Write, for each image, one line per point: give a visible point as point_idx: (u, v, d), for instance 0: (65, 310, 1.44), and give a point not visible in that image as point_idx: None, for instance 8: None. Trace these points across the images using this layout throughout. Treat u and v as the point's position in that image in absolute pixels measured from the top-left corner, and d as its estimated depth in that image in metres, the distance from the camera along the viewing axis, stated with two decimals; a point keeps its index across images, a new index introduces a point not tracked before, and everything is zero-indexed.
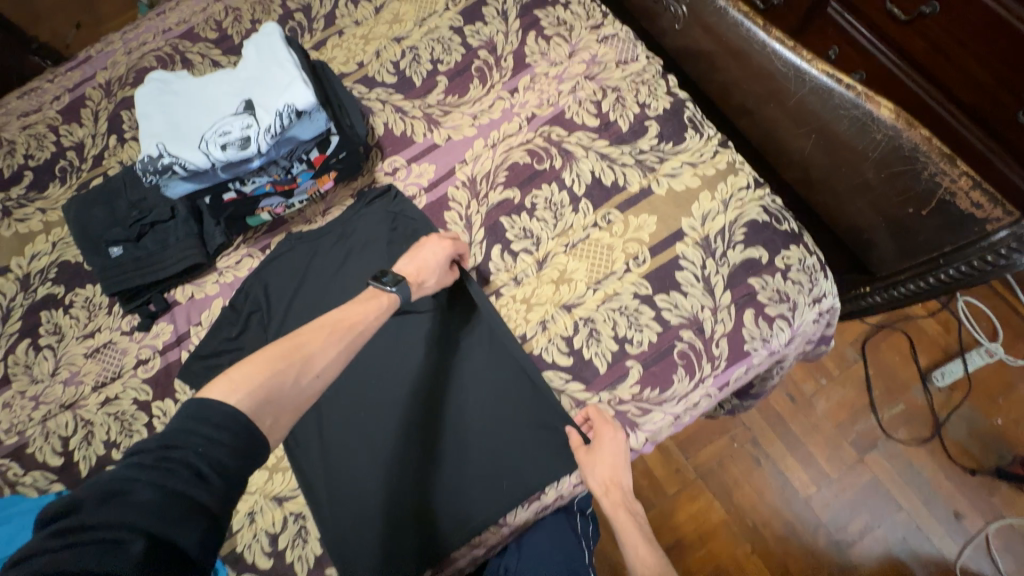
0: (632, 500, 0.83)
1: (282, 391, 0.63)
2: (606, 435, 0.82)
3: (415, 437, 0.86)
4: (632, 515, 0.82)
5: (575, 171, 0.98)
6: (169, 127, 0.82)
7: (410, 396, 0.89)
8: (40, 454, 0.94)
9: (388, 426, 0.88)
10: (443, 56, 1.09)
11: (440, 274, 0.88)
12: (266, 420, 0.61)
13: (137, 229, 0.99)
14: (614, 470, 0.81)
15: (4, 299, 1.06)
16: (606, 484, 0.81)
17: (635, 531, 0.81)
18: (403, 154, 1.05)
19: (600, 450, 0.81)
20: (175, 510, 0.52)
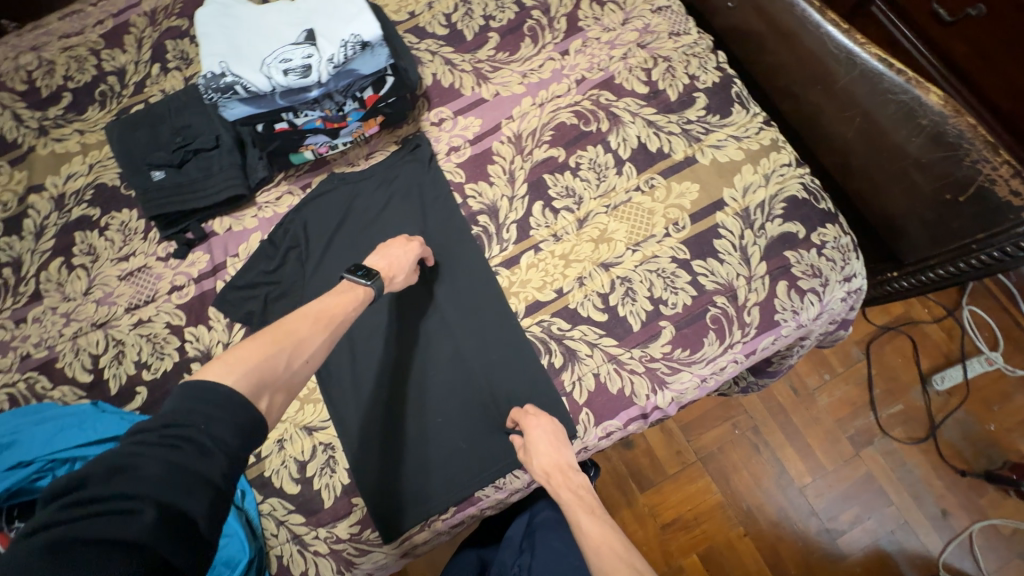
0: (575, 475, 0.81)
1: (275, 373, 0.65)
2: (532, 423, 0.82)
3: (399, 407, 0.88)
4: (577, 493, 0.80)
5: (622, 135, 0.99)
6: (233, 47, 0.82)
7: (390, 367, 0.90)
8: (69, 370, 0.95)
9: (372, 395, 0.89)
10: (497, 13, 1.09)
11: (407, 274, 0.87)
12: (262, 400, 0.62)
13: (180, 155, 0.99)
14: (549, 455, 0.80)
15: (39, 217, 1.05)
16: (547, 471, 0.80)
17: (578, 506, 0.79)
18: (450, 105, 1.05)
19: (532, 443, 0.81)
20: (184, 482, 0.53)
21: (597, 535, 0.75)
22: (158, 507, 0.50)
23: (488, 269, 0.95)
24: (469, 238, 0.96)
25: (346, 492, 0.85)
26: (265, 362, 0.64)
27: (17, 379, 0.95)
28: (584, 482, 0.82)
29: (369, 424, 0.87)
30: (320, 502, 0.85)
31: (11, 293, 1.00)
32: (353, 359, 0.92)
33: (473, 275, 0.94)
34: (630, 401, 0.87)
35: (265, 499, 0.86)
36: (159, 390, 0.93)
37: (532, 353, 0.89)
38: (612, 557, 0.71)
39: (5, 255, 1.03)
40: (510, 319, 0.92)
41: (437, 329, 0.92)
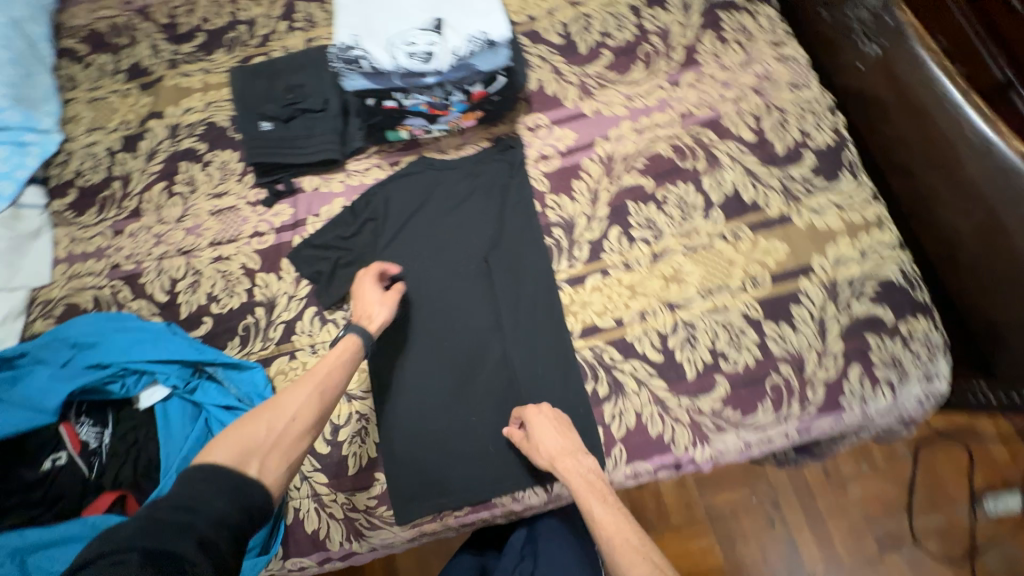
0: (583, 460, 0.79)
1: (256, 439, 0.66)
2: (533, 412, 0.83)
3: (435, 394, 0.89)
4: (586, 477, 0.77)
5: (717, 179, 0.96)
6: (365, 24, 0.86)
7: (432, 352, 0.92)
8: (150, 287, 1.02)
9: (409, 376, 0.91)
10: (615, 32, 1.09)
11: (389, 304, 0.87)
12: (251, 466, 0.63)
13: (289, 111, 1.04)
14: (554, 440, 0.80)
15: (153, 141, 1.14)
16: (552, 455, 0.79)
17: (589, 492, 0.75)
18: (549, 114, 1.05)
19: (535, 433, 0.81)
20: (168, 530, 0.53)
21: (613, 525, 0.71)
22: (143, 554, 0.51)
23: (552, 281, 0.94)
24: (540, 248, 0.96)
25: (370, 465, 0.87)
26: (246, 434, 0.66)
27: (105, 284, 1.03)
28: (594, 467, 0.79)
29: (407, 405, 0.89)
30: (345, 469, 0.87)
31: (116, 205, 1.09)
32: (398, 337, 0.93)
33: (535, 281, 0.94)
34: (667, 447, 0.84)
35: None
36: (222, 325, 0.99)
37: (575, 371, 0.89)
38: (627, 552, 0.68)
39: (118, 170, 1.12)
40: (562, 335, 0.91)
41: (487, 326, 0.92)
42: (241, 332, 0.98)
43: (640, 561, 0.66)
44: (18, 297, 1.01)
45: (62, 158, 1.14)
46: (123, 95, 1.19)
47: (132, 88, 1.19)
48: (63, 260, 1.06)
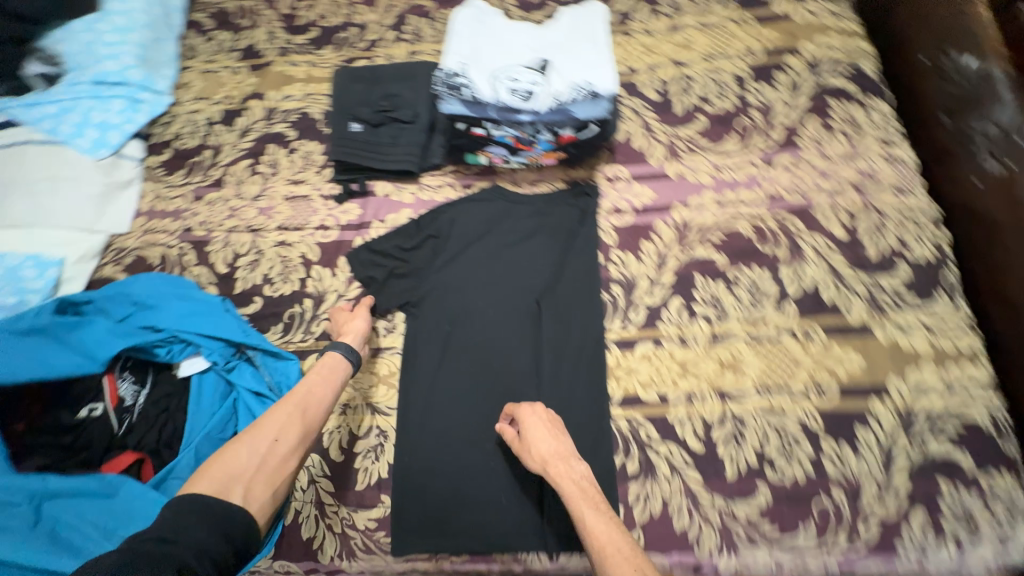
0: (576, 465, 0.76)
1: (236, 464, 0.62)
2: (527, 412, 0.81)
3: (457, 423, 0.87)
4: (578, 484, 0.74)
5: (797, 271, 0.90)
6: (475, 55, 0.87)
7: (464, 381, 0.90)
8: (214, 257, 1.06)
9: (437, 402, 0.89)
10: (715, 99, 1.07)
11: (361, 315, 0.92)
12: (235, 492, 0.60)
13: (379, 118, 1.06)
14: (548, 443, 0.77)
15: (249, 119, 1.20)
16: (544, 459, 0.76)
17: (580, 498, 0.72)
18: (630, 168, 1.03)
19: (529, 433, 0.78)
20: (150, 559, 0.49)
21: (607, 533, 0.67)
22: None
23: (600, 338, 0.90)
24: (596, 303, 0.92)
25: (378, 485, 0.85)
26: (227, 458, 0.62)
27: (174, 244, 1.08)
28: (586, 472, 0.75)
29: (428, 431, 0.87)
30: (353, 482, 0.86)
31: (202, 173, 1.15)
32: (434, 356, 0.92)
33: (583, 334, 0.91)
34: (690, 547, 0.77)
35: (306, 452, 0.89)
36: (269, 308, 1.01)
37: (608, 441, 0.83)
38: (619, 560, 0.64)
39: (212, 140, 1.18)
40: (601, 398, 0.86)
41: (525, 369, 0.89)
42: (286, 320, 0.99)
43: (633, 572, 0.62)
44: (96, 239, 1.06)
45: (166, 119, 1.22)
46: (233, 72, 1.26)
47: (243, 67, 1.27)
48: (143, 214, 1.12)
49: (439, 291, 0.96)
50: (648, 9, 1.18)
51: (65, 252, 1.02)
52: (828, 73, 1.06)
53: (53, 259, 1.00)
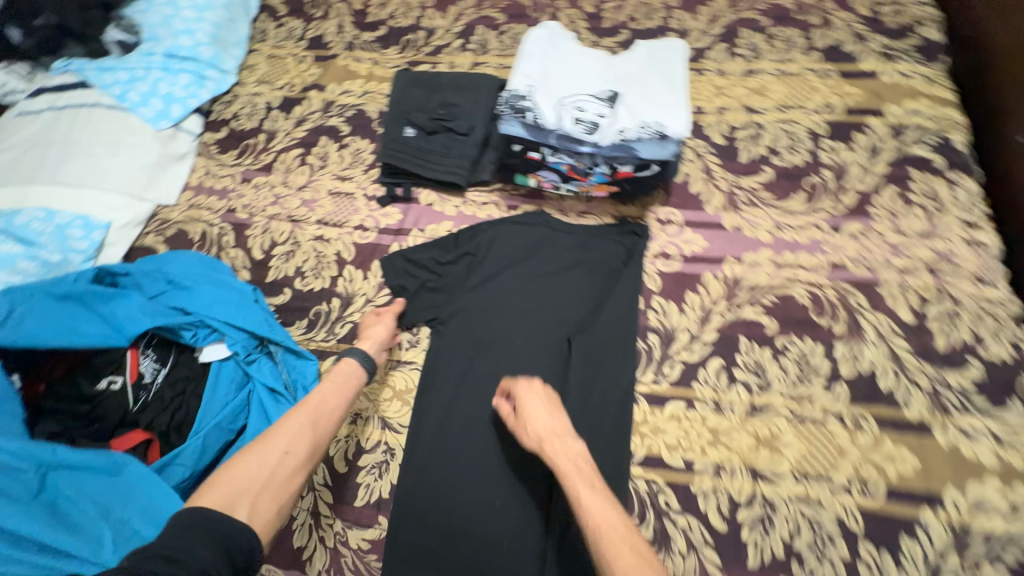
0: (573, 444, 0.72)
1: (244, 478, 0.61)
2: (524, 389, 0.78)
3: (468, 452, 0.83)
4: (573, 461, 0.70)
5: (853, 351, 0.83)
6: (543, 79, 0.83)
7: (482, 409, 0.86)
8: (252, 242, 1.06)
9: (449, 426, 0.85)
10: (784, 153, 1.01)
11: (385, 322, 0.89)
12: (240, 510, 0.59)
13: (434, 126, 1.04)
14: (545, 421, 0.75)
15: (306, 109, 1.20)
16: (540, 437, 0.73)
17: (577, 477, 0.68)
18: (684, 212, 0.98)
19: (525, 409, 0.76)
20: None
21: (604, 514, 0.64)
22: None
23: (629, 389, 0.85)
24: (630, 350, 0.87)
25: (377, 505, 0.82)
26: (235, 474, 0.62)
27: (216, 223, 1.09)
28: (583, 451, 0.72)
29: (436, 455, 0.83)
30: (353, 496, 0.83)
31: (254, 156, 1.16)
32: (455, 379, 0.88)
33: (611, 380, 0.85)
34: None
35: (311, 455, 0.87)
36: (297, 301, 1.00)
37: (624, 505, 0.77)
38: (613, 540, 0.61)
39: (268, 125, 1.19)
40: (622, 455, 0.80)
41: None
42: (311, 316, 0.98)
43: (628, 553, 0.59)
44: (143, 208, 1.07)
45: (227, 98, 1.24)
46: (298, 60, 1.27)
47: (308, 57, 1.28)
48: (192, 188, 1.13)
49: (468, 311, 0.93)
50: (724, 49, 1.13)
51: (113, 216, 1.04)
52: (912, 140, 0.99)
53: (100, 222, 1.01)
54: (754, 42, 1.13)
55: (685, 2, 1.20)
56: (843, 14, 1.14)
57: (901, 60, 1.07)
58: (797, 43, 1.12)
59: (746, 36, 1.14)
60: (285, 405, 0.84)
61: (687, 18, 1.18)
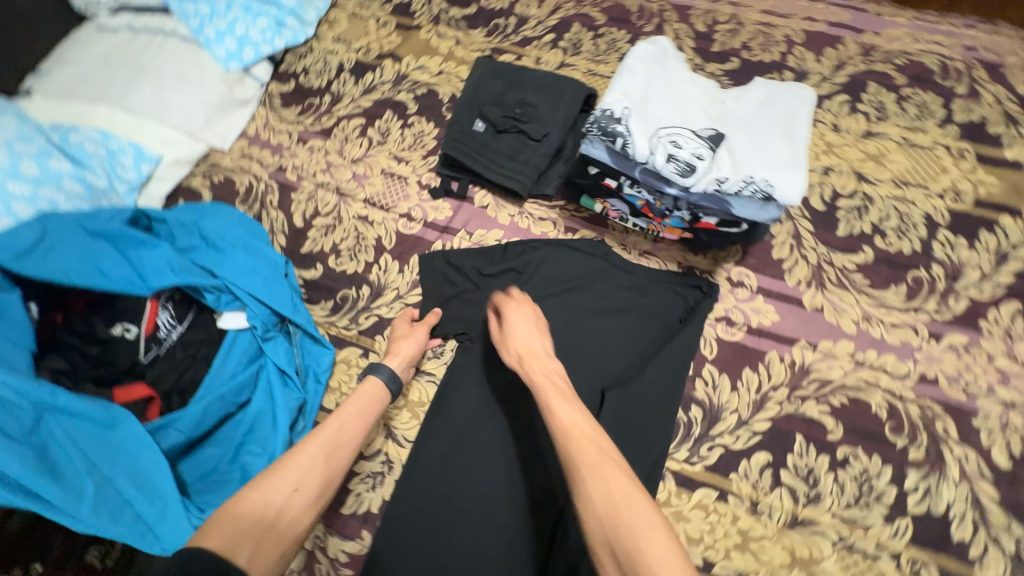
0: (552, 362, 0.67)
1: (249, 514, 0.55)
2: (513, 308, 0.73)
3: (471, 486, 0.76)
4: (551, 376, 0.64)
5: (926, 484, 0.72)
6: (642, 102, 0.74)
7: (493, 445, 0.78)
8: (295, 206, 1.02)
9: (455, 453, 0.78)
10: (891, 235, 0.88)
11: (415, 336, 0.83)
12: (241, 551, 0.52)
13: (506, 124, 0.95)
14: (527, 340, 0.70)
15: (377, 78, 1.14)
16: (520, 354, 0.69)
17: (549, 388, 0.62)
18: (761, 277, 0.87)
19: (510, 326, 0.71)
20: None
21: (572, 416, 0.57)
22: None
23: (657, 462, 0.76)
24: (669, 421, 0.77)
25: (363, 518, 0.78)
26: (241, 509, 0.55)
27: (264, 179, 1.05)
28: (559, 369, 0.66)
29: (436, 481, 0.77)
30: (341, 501, 0.79)
31: (315, 117, 1.10)
32: (469, 404, 0.81)
33: (641, 447, 0.76)
34: None
35: None
36: (327, 280, 0.95)
37: None
38: (579, 440, 0.54)
39: (336, 87, 1.14)
40: None
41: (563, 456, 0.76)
42: (337, 299, 0.93)
43: (591, 449, 0.53)
44: (196, 148, 1.04)
45: (300, 49, 1.18)
46: (379, 23, 1.20)
47: (390, 22, 1.20)
48: (247, 137, 1.09)
49: None
50: (845, 102, 0.99)
51: (165, 151, 1.01)
52: None
53: (151, 155, 0.99)
54: (882, 100, 0.99)
55: (811, 39, 1.06)
56: (995, 88, 0.98)
57: None
58: (932, 111, 0.97)
59: (874, 91, 1.00)
60: (293, 391, 0.81)
61: (809, 58, 1.04)
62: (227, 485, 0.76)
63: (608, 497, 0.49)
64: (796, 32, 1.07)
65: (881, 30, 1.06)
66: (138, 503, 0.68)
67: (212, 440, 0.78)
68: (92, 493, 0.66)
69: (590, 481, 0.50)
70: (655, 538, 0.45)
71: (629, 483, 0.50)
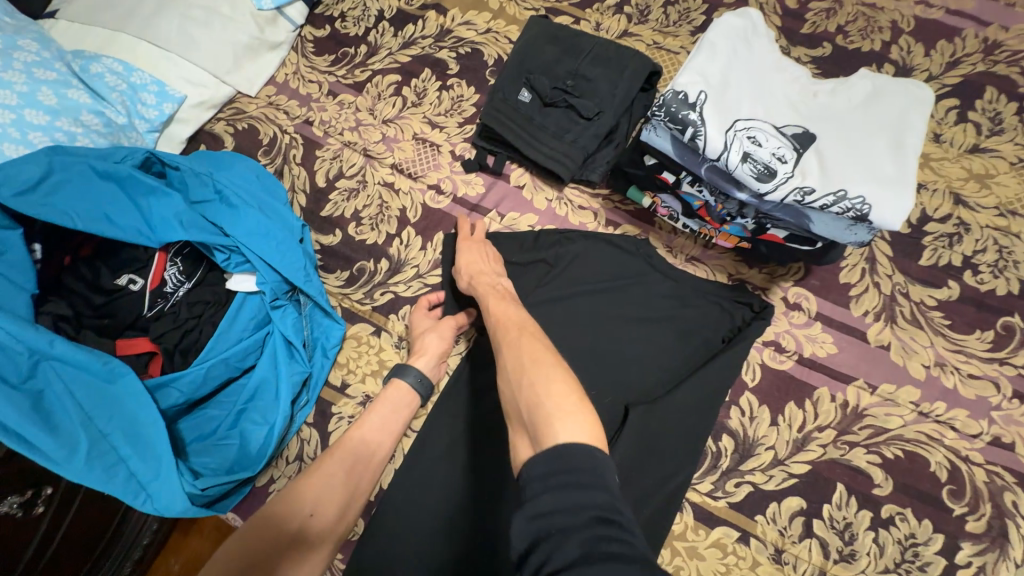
0: (499, 279, 0.72)
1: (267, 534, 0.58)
2: (466, 240, 0.78)
3: (471, 489, 0.70)
4: (493, 285, 0.70)
5: (981, 562, 0.64)
6: (721, 86, 0.63)
7: (497, 453, 0.70)
8: (318, 165, 0.95)
9: (458, 449, 0.72)
10: (986, 272, 0.76)
11: (440, 331, 0.77)
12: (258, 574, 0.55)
13: (554, 97, 0.85)
14: (476, 262, 0.75)
15: (419, 31, 1.04)
16: (469, 276, 0.73)
17: (489, 293, 0.68)
18: (822, 301, 0.77)
19: (461, 254, 0.77)
20: None
21: (506, 312, 0.63)
22: None
23: (678, 488, 0.69)
24: (696, 451, 0.70)
25: None
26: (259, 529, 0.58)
27: (289, 131, 0.98)
28: (503, 282, 0.71)
29: (433, 477, 0.71)
30: None
31: (348, 68, 1.02)
32: (477, 402, 0.74)
33: (662, 468, 0.69)
34: None
35: (311, 424, 0.80)
36: (345, 248, 0.89)
37: None
38: (508, 325, 0.60)
39: (373, 36, 1.04)
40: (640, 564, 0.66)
41: None
42: (354, 270, 0.87)
43: (514, 335, 0.58)
44: (222, 91, 0.98)
45: None
46: None
47: None
48: (276, 84, 1.02)
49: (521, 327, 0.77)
50: (954, 108, 0.85)
51: (189, 91, 0.95)
52: None
53: (175, 94, 0.92)
54: (999, 110, 0.84)
55: (923, 29, 0.90)
56: None
57: None
58: None
59: (990, 99, 0.85)
60: (298, 363, 0.76)
61: (917, 51, 0.89)
62: (225, 449, 0.74)
63: (519, 367, 0.52)
64: (906, 17, 0.91)
65: (1012, 24, 0.89)
66: (133, 460, 0.66)
67: (215, 402, 0.75)
68: (87, 444, 0.63)
69: (507, 352, 0.55)
70: (554, 391, 0.48)
71: (541, 349, 0.54)
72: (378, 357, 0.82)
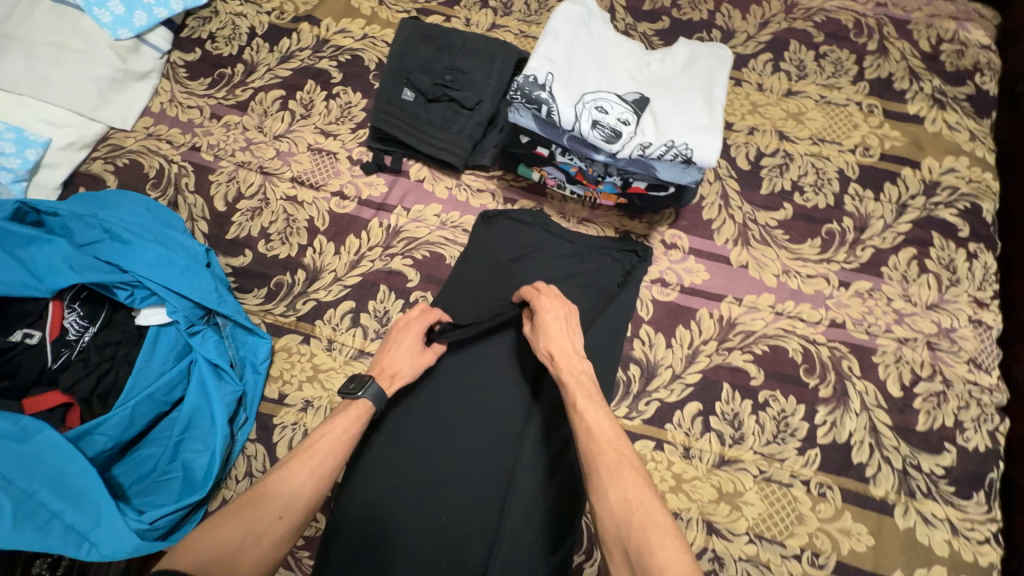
0: (581, 361, 0.69)
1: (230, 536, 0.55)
2: (544, 306, 0.72)
3: (448, 439, 0.76)
4: (579, 381, 0.67)
5: (834, 419, 0.81)
6: (566, 66, 0.72)
7: (469, 408, 0.79)
8: (214, 189, 0.94)
9: (431, 407, 0.78)
10: (810, 190, 0.93)
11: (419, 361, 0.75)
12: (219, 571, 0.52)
13: (436, 93, 0.91)
14: (560, 340, 0.70)
15: (294, 44, 1.05)
16: (552, 354, 0.70)
17: (577, 391, 0.65)
18: (692, 238, 0.91)
19: (546, 326, 0.71)
20: None
21: (597, 419, 0.62)
22: None
23: None
24: (610, 382, 0.81)
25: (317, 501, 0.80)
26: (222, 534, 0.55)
27: (175, 160, 0.96)
28: (587, 368, 0.68)
29: (410, 432, 0.76)
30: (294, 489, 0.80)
31: (227, 89, 1.01)
32: (446, 369, 0.81)
33: None
34: None
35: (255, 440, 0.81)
36: (259, 267, 0.90)
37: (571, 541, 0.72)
38: (600, 441, 0.60)
39: (249, 54, 1.04)
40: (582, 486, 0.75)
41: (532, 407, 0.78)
42: (271, 286, 0.89)
43: (611, 451, 0.59)
44: (92, 129, 0.94)
45: (203, 11, 1.06)
46: None
47: None
48: (152, 115, 0.99)
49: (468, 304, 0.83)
50: (769, 61, 1.02)
51: (53, 134, 0.90)
52: (940, 201, 0.92)
53: (37, 139, 0.88)
54: (802, 59, 1.02)
55: None
56: (901, 45, 1.03)
57: (950, 109, 0.99)
58: (846, 69, 1.02)
59: (794, 50, 1.03)
60: (229, 383, 0.78)
61: (735, 17, 1.05)
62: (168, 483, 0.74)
63: (623, 498, 0.55)
64: None
65: None
66: (68, 512, 0.65)
67: (149, 439, 0.75)
68: (11, 507, 0.62)
69: (609, 484, 0.56)
70: (666, 542, 0.50)
71: (644, 486, 0.55)
72: (312, 363, 0.85)
